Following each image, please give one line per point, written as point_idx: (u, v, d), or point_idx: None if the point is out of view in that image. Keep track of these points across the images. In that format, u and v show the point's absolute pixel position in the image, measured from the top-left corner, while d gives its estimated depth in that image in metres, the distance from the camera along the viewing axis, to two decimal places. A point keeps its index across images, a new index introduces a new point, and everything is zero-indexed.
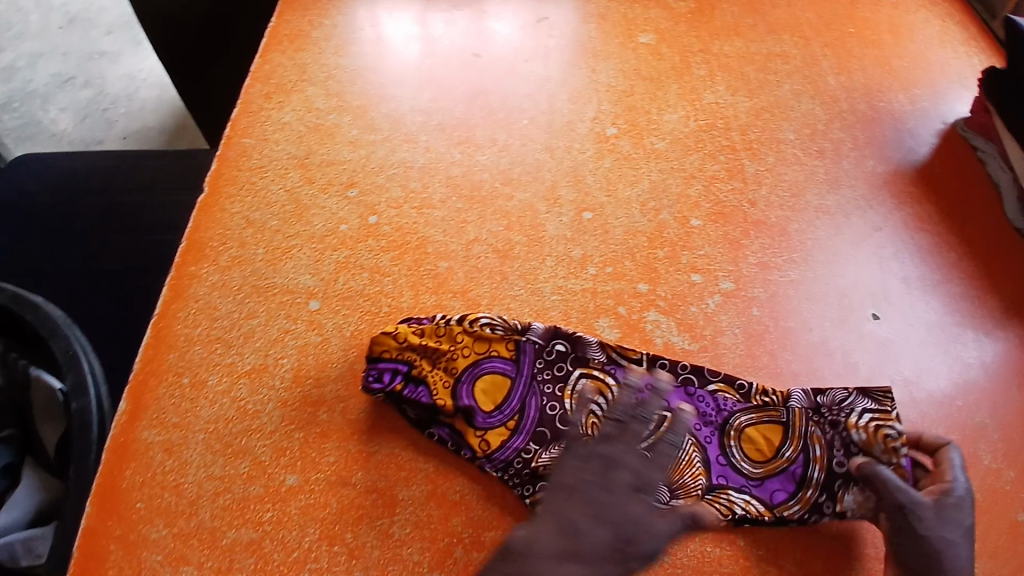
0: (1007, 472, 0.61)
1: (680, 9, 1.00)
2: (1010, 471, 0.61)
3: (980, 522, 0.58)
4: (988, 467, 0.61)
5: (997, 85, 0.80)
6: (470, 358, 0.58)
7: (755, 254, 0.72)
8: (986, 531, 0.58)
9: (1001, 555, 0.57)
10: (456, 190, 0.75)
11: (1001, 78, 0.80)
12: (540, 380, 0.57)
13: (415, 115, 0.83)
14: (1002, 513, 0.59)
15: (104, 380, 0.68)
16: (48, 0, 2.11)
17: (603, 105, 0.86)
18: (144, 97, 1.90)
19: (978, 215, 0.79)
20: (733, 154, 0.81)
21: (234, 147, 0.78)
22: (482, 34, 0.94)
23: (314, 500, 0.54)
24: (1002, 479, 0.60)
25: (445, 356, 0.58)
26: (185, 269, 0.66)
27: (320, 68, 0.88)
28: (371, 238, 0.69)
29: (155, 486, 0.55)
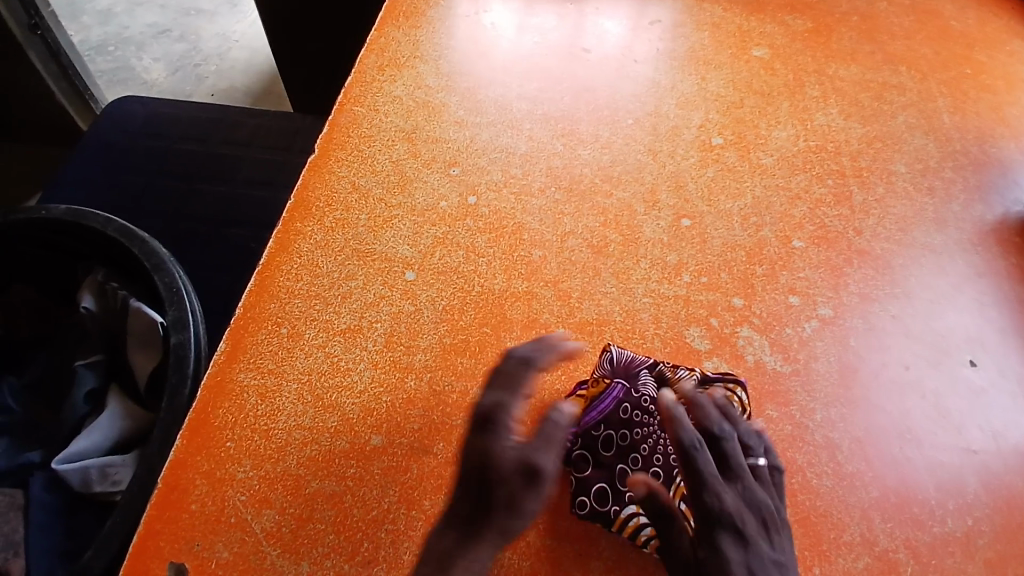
0: None
1: (796, 27, 0.98)
2: None
3: None
4: None
5: None
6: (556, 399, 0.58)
7: (855, 284, 0.70)
8: None
9: None
10: (556, 181, 0.75)
11: None
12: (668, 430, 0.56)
13: (522, 103, 0.84)
14: None
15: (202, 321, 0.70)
16: None
17: (711, 114, 0.85)
18: (233, 58, 1.98)
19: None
20: (840, 179, 0.79)
21: (346, 113, 0.81)
22: (592, 32, 0.95)
23: (396, 463, 0.54)
24: None
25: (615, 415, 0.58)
26: (292, 225, 0.68)
27: (433, 47, 0.91)
28: (470, 218, 0.70)
29: (248, 427, 0.55)
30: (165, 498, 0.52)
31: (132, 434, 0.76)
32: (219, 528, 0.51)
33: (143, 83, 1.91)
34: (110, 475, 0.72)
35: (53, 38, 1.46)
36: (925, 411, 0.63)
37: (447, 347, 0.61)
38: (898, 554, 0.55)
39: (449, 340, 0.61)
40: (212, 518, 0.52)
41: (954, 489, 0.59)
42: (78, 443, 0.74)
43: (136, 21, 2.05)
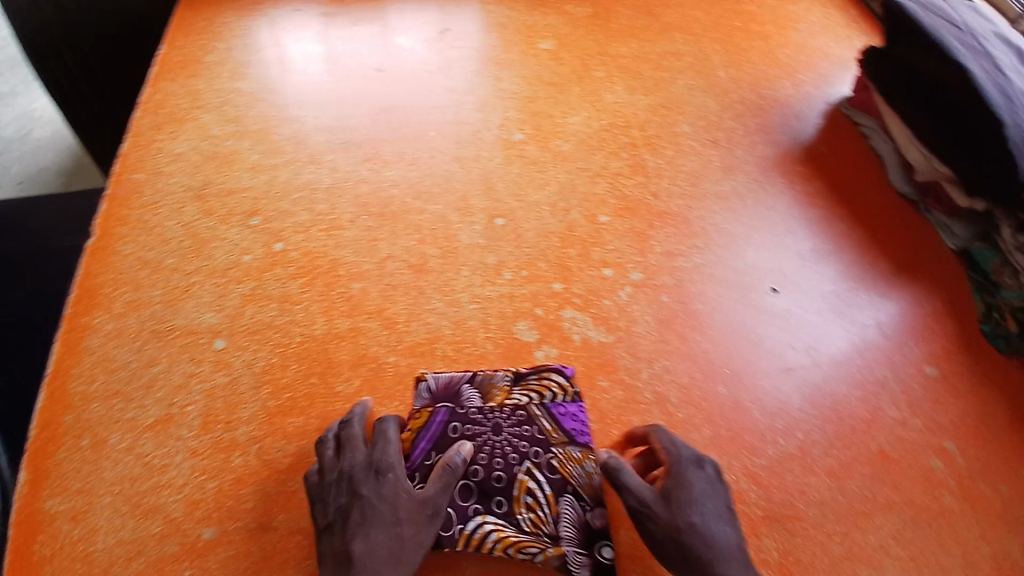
0: (912, 422, 0.66)
1: (577, 14, 1.03)
2: (914, 419, 0.66)
3: (895, 473, 0.63)
4: (893, 419, 0.66)
5: (877, 64, 0.87)
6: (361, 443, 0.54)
7: (660, 243, 0.76)
8: (901, 481, 0.62)
9: (918, 503, 0.61)
10: (366, 207, 0.74)
11: (875, 61, 0.87)
12: (500, 432, 0.57)
13: (319, 135, 0.81)
14: (915, 462, 0.63)
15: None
16: None
17: (509, 112, 0.87)
18: (37, 138, 1.76)
19: (870, 187, 0.86)
20: (634, 150, 0.85)
21: (124, 184, 0.74)
22: (383, 51, 0.94)
23: (235, 552, 0.50)
24: (909, 428, 0.66)
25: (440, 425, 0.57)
26: (76, 321, 0.62)
27: (216, 94, 0.86)
28: (278, 266, 0.67)
29: (58, 560, 0.49)
30: None
31: None
32: None
33: None
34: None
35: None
36: (743, 344, 0.69)
37: (272, 411, 0.58)
38: (740, 485, 0.60)
39: (272, 404, 0.58)
40: None
41: (775, 409, 0.65)
42: None
43: None
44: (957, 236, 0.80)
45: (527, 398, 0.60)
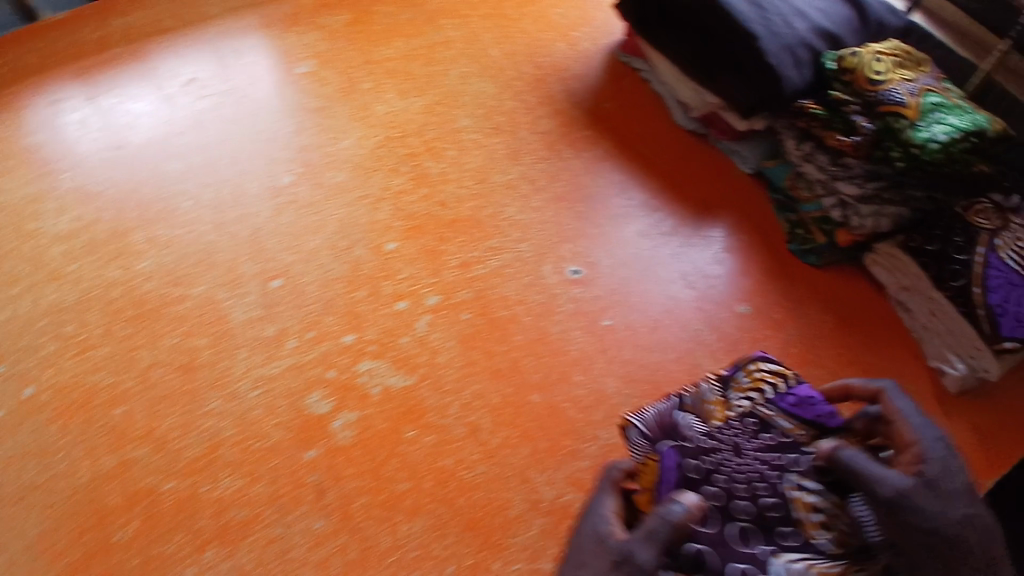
0: (733, 369, 0.66)
1: (334, 24, 0.95)
2: (735, 366, 0.66)
3: None
4: (712, 371, 0.66)
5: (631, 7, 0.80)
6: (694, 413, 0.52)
7: (455, 257, 0.72)
8: None
9: None
10: (119, 314, 0.67)
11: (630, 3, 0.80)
12: (743, 452, 0.50)
13: (59, 245, 0.72)
14: None
15: None
16: None
17: (272, 155, 0.80)
18: None
19: (657, 129, 0.84)
20: (415, 160, 0.80)
21: None
22: (114, 121, 0.83)
23: None
24: None
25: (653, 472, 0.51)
26: None
27: None
28: (32, 412, 0.61)
29: None
30: None
31: None
32: None
33: None
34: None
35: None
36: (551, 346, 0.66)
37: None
38: (567, 498, 0.58)
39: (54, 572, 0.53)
40: None
41: (591, 402, 0.63)
42: None
43: None
44: (748, 159, 0.79)
45: (748, 399, 0.52)
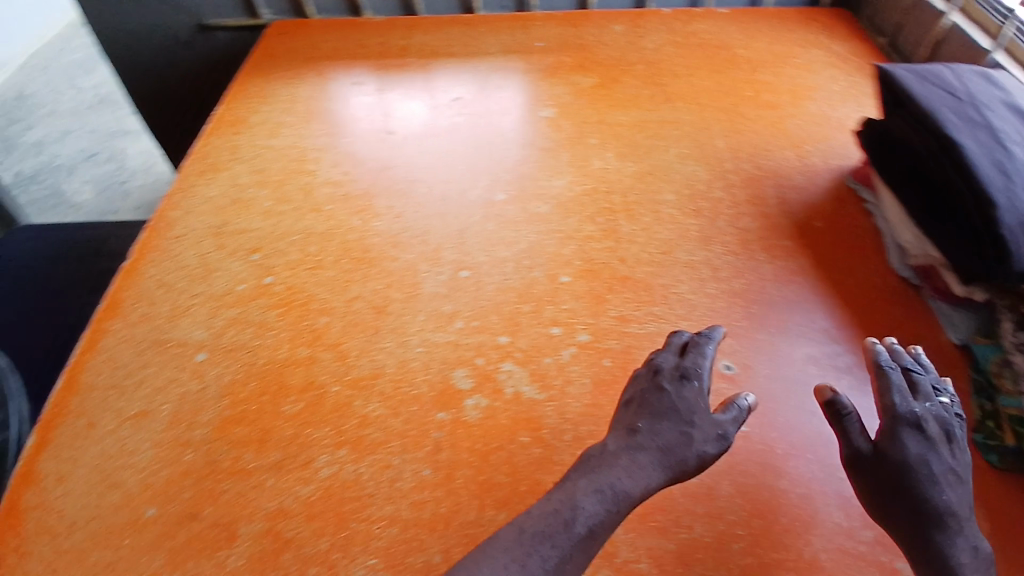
0: (863, 533, 0.60)
1: (584, 84, 1.08)
2: (867, 531, 0.60)
3: None
4: (839, 526, 0.60)
5: (873, 134, 0.83)
6: (919, 369, 0.66)
7: (616, 307, 0.78)
8: None
9: None
10: (347, 253, 0.84)
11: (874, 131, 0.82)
12: None
13: (325, 187, 0.94)
14: None
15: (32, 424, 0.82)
16: (81, 89, 2.60)
17: (499, 174, 0.94)
18: (160, 171, 2.26)
19: (866, 268, 0.81)
20: (612, 215, 0.88)
21: (162, 218, 0.88)
22: (397, 115, 1.07)
23: (167, 530, 0.60)
24: (856, 539, 0.60)
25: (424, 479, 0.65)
26: (99, 325, 0.75)
27: (250, 149, 1.00)
28: (263, 296, 0.79)
29: (40, 515, 0.62)
30: None
31: None
32: None
33: (72, 205, 2.14)
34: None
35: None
36: None
37: (225, 418, 0.67)
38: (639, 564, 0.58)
39: (227, 413, 0.67)
40: None
41: (699, 493, 0.63)
42: None
43: (66, 148, 2.34)
44: (959, 328, 0.73)
45: None
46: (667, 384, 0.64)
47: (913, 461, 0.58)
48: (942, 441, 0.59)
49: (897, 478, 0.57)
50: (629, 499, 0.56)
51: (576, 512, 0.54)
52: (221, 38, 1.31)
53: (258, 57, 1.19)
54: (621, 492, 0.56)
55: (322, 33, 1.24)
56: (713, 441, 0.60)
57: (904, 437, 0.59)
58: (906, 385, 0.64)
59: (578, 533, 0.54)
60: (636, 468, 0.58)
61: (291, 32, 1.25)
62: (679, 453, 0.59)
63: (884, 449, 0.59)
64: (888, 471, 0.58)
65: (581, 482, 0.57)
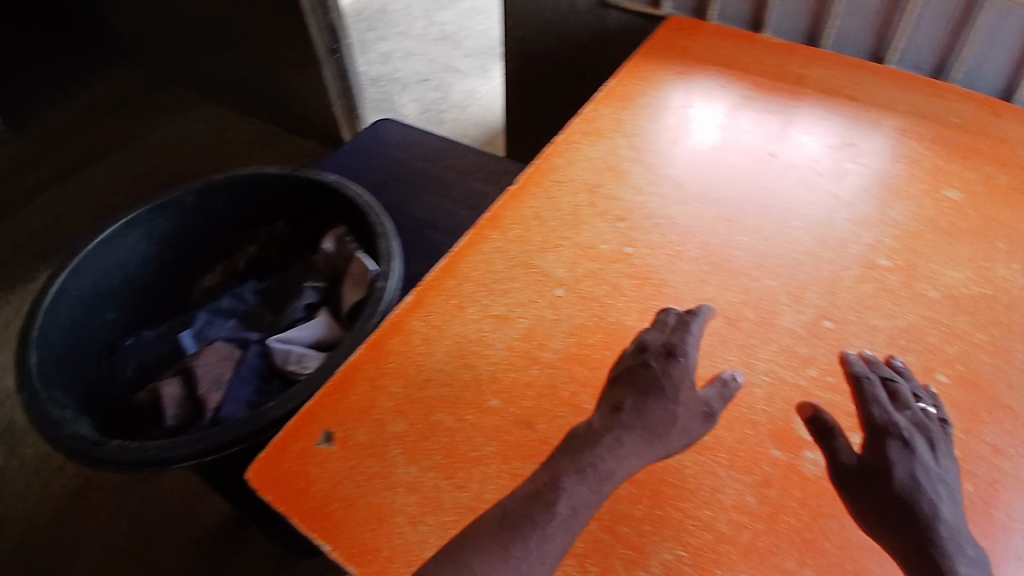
0: None
1: (1003, 180, 0.93)
2: None
3: None
4: None
5: None
6: (900, 378, 0.70)
7: (992, 435, 0.67)
8: None
9: None
10: (710, 255, 0.83)
11: None
12: None
13: (694, 186, 0.91)
14: None
15: (398, 276, 0.85)
16: (434, 21, 2.98)
17: (884, 238, 0.86)
18: (472, 112, 2.54)
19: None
20: (1010, 333, 0.76)
21: (547, 161, 0.95)
22: (784, 142, 0.99)
23: (502, 425, 0.66)
24: None
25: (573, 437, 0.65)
26: (483, 232, 0.85)
27: (632, 127, 1.01)
28: (622, 263, 0.81)
29: (407, 360, 0.71)
30: (336, 387, 0.69)
31: (333, 338, 0.86)
32: (364, 417, 0.66)
33: (398, 115, 2.51)
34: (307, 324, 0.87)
35: (341, 61, 2.09)
36: None
37: (568, 354, 0.72)
38: None
39: (573, 350, 0.72)
40: (361, 410, 0.67)
41: None
42: (296, 330, 0.86)
43: (408, 67, 2.73)
44: None
45: None
46: (654, 360, 0.64)
47: (925, 487, 0.59)
48: (926, 457, 0.61)
49: (919, 509, 0.58)
50: (611, 482, 0.56)
51: (559, 495, 0.54)
52: (609, 17, 1.37)
53: (657, 46, 1.20)
54: (599, 470, 0.56)
55: (721, 42, 1.20)
56: (702, 417, 0.62)
57: (888, 446, 0.62)
58: (886, 396, 0.67)
59: (558, 512, 0.53)
60: (631, 456, 0.58)
61: (688, 34, 1.22)
62: (663, 437, 0.59)
63: (870, 462, 0.61)
64: (897, 479, 0.59)
65: (588, 473, 0.56)
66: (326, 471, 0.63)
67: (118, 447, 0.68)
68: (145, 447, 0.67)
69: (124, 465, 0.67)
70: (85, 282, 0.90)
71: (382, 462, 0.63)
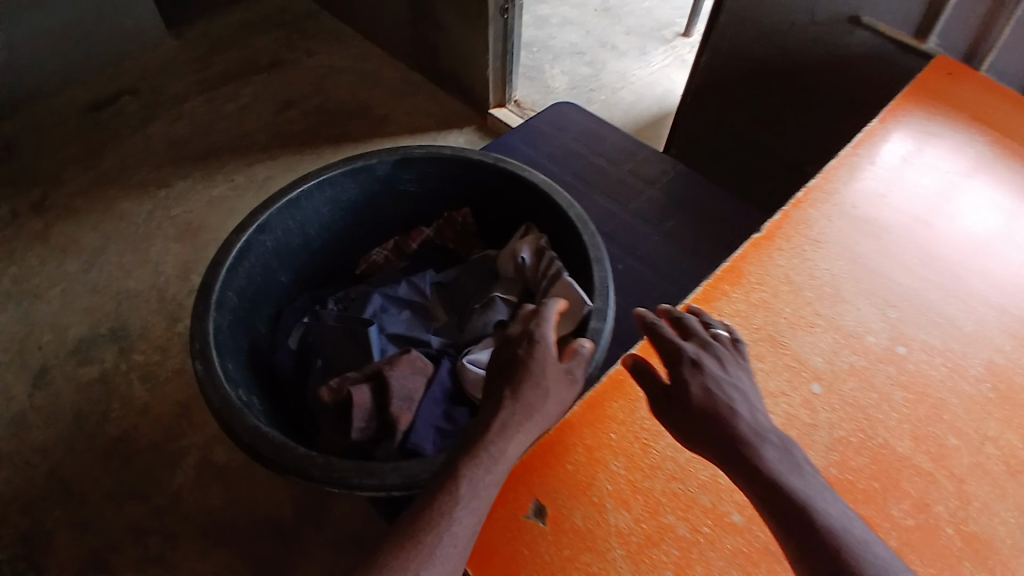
0: None
1: None
2: None
3: None
4: None
5: None
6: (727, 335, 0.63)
7: None
8: None
9: None
10: (997, 378, 0.68)
11: None
12: None
13: (982, 283, 0.75)
14: None
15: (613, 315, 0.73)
16: None
17: None
18: (623, 96, 2.35)
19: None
20: None
21: (800, 212, 0.80)
22: None
23: (746, 552, 0.54)
24: None
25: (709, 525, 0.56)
26: (721, 286, 0.71)
27: (899, 187, 0.84)
28: (892, 366, 0.68)
29: (632, 432, 0.60)
30: (548, 449, 0.59)
31: None
32: (581, 498, 0.56)
33: (546, 85, 2.35)
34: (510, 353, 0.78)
35: (509, 21, 1.94)
36: None
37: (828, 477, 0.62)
38: None
39: (832, 472, 0.61)
40: (578, 487, 0.57)
41: None
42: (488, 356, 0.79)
43: (563, 35, 2.56)
44: None
45: None
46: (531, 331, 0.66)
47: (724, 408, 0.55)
48: (720, 369, 0.59)
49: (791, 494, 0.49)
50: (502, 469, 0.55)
51: (460, 481, 0.54)
52: (855, 38, 1.16)
53: (911, 92, 0.97)
54: (489, 458, 0.55)
55: (994, 97, 0.96)
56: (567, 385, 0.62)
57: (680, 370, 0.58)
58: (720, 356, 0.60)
59: (451, 503, 0.53)
60: (519, 440, 0.57)
61: (953, 79, 0.99)
62: (541, 410, 0.59)
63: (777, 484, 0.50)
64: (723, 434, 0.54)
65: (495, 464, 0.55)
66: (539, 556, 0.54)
67: (302, 455, 0.62)
68: (331, 465, 0.61)
69: (307, 479, 0.60)
70: (268, 240, 0.85)
71: (603, 562, 0.54)
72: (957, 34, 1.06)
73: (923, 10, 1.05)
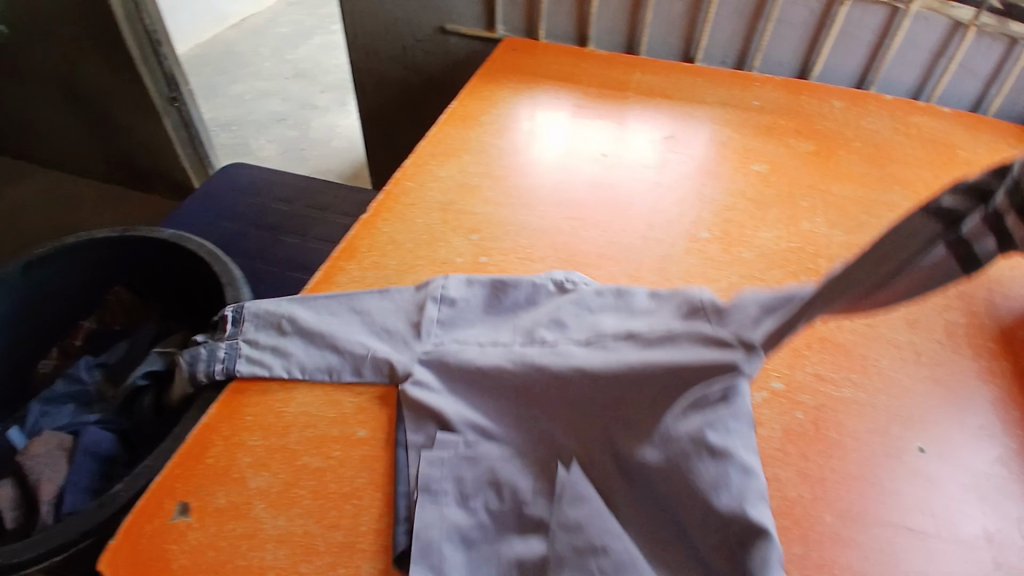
0: None
1: (800, 148, 1.08)
2: None
3: None
4: None
5: None
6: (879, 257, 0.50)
7: (813, 366, 0.77)
8: None
9: None
10: (557, 252, 0.88)
11: None
12: None
13: (542, 190, 0.98)
14: None
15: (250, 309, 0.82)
16: (286, 61, 2.93)
17: (704, 215, 0.95)
18: (335, 145, 2.49)
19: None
20: (819, 278, 0.86)
21: (399, 186, 0.96)
22: (619, 144, 1.09)
23: (373, 453, 0.64)
24: None
25: (333, 451, 0.64)
26: (337, 263, 0.83)
27: (479, 142, 1.06)
28: (479, 272, 0.84)
29: (267, 408, 0.68)
30: (190, 452, 0.64)
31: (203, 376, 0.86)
32: (226, 479, 0.62)
33: (258, 158, 2.40)
34: (296, 374, 0.70)
35: (184, 109, 1.98)
36: (860, 498, 0.65)
37: None
38: None
39: None
40: (220, 471, 0.63)
41: (879, 559, 0.61)
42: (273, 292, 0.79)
43: (262, 108, 2.64)
44: None
45: None
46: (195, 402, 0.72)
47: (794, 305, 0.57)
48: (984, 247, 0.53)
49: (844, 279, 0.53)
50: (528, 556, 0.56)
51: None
52: (451, 43, 1.44)
53: (477, 82, 1.22)
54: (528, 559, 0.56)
55: (553, 54, 1.31)
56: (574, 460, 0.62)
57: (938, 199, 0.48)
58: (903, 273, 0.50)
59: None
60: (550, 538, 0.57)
61: (518, 52, 1.31)
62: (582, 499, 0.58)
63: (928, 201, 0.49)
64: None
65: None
66: (189, 544, 0.58)
67: None
68: None
69: None
70: None
71: (249, 520, 0.59)
72: (512, 17, 1.36)
73: (478, 14, 1.37)
